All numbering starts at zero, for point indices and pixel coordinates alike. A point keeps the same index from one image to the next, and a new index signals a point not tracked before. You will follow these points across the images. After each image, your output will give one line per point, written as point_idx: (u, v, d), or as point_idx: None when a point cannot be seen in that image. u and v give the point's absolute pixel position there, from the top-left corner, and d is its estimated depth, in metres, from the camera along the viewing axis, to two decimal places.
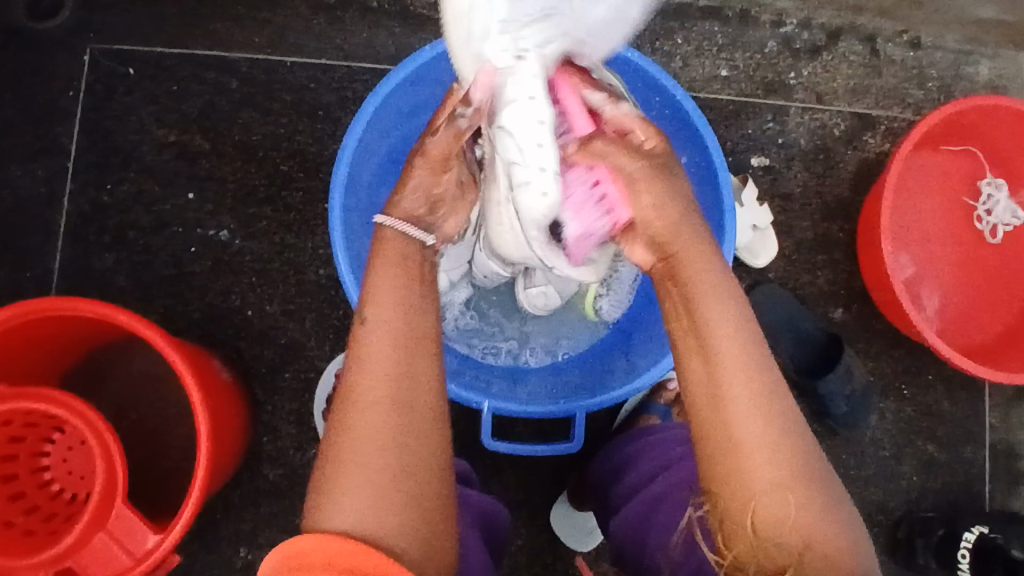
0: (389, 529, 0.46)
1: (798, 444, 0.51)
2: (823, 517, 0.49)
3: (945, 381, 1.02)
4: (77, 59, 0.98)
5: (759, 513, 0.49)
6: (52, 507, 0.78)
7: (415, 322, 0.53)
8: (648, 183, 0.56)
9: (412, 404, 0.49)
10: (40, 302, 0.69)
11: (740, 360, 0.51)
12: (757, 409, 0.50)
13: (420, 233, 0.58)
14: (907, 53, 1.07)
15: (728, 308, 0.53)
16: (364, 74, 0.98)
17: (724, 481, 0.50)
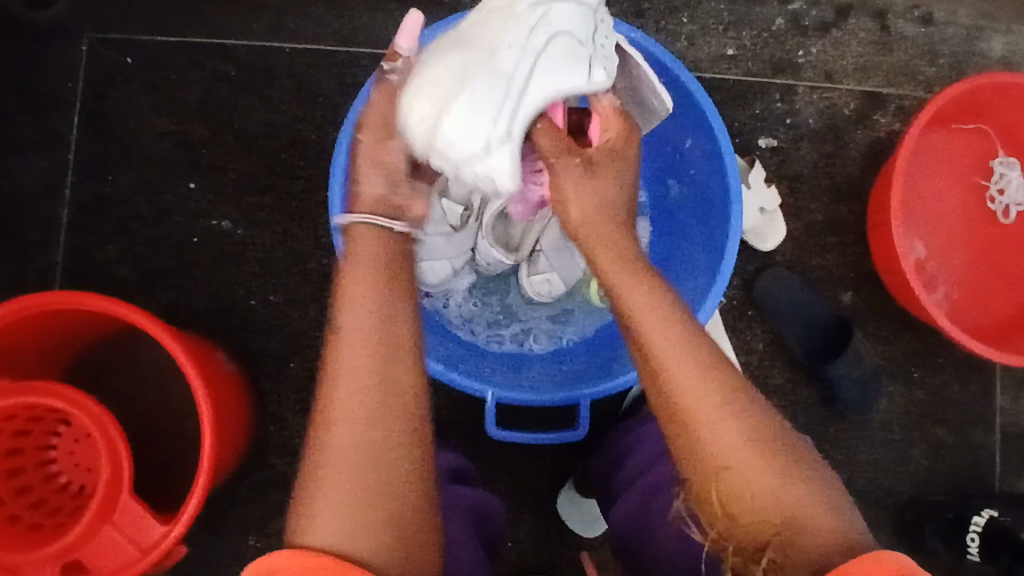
0: (367, 548, 0.45)
1: (755, 422, 0.50)
2: (794, 492, 0.49)
3: (955, 364, 1.01)
4: (74, 48, 0.97)
5: (727, 489, 0.50)
6: (60, 499, 0.78)
7: (392, 325, 0.51)
8: (597, 174, 0.56)
9: (388, 412, 0.48)
10: (38, 298, 0.68)
11: (679, 346, 0.51)
12: (704, 396, 0.50)
13: (388, 220, 0.56)
14: (918, 30, 1.04)
15: (651, 290, 0.53)
16: (364, 59, 0.97)
17: (689, 461, 0.51)
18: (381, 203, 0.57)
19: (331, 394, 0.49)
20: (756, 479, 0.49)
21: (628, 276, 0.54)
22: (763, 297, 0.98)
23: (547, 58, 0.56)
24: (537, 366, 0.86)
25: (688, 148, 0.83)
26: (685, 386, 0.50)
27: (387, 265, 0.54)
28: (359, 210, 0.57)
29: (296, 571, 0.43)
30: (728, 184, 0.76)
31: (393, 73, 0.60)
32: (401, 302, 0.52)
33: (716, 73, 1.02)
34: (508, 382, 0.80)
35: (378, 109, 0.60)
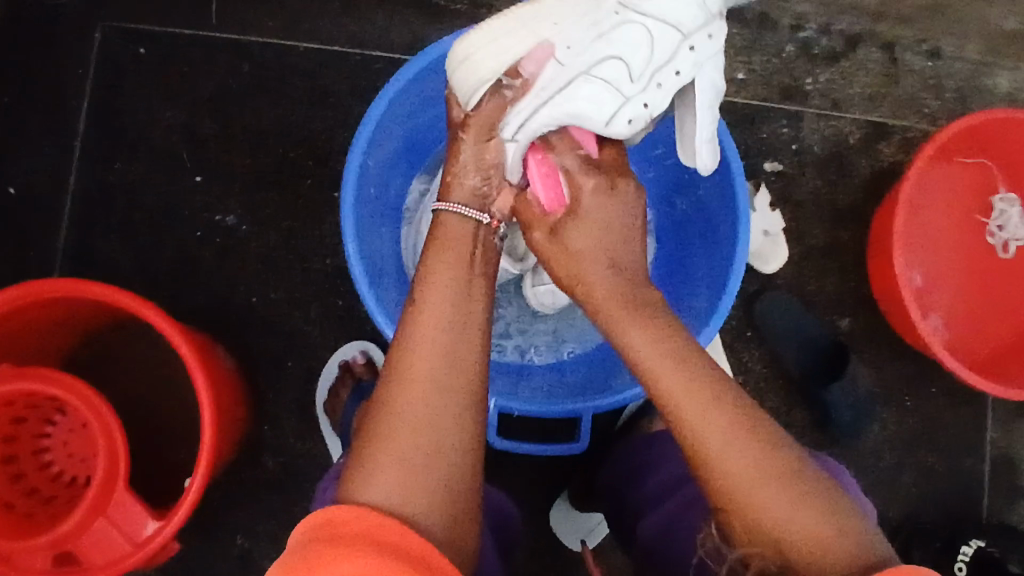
0: (414, 506, 0.46)
1: (753, 443, 0.51)
2: (807, 513, 0.49)
3: (948, 394, 1.02)
4: (88, 37, 0.97)
5: (751, 514, 0.50)
6: (52, 490, 0.77)
7: (456, 317, 0.55)
8: (574, 217, 0.61)
9: (453, 387, 0.51)
10: (40, 285, 0.68)
11: (682, 375, 0.54)
12: (709, 412, 0.52)
13: (476, 212, 0.62)
14: (924, 63, 1.06)
15: (658, 332, 0.56)
16: (377, 63, 0.98)
17: (710, 490, 0.51)
18: (476, 196, 0.63)
19: (401, 366, 0.53)
20: (778, 498, 0.49)
21: (666, 323, 0.57)
22: (763, 320, 0.99)
23: (590, 82, 0.58)
24: (538, 376, 0.87)
25: (697, 169, 0.84)
26: (717, 418, 0.52)
27: (466, 252, 0.60)
28: (451, 200, 0.63)
29: (354, 523, 0.42)
30: (737, 205, 0.77)
31: (510, 89, 0.59)
32: (478, 289, 0.58)
33: (725, 95, 1.03)
34: (509, 391, 0.81)
35: (489, 113, 0.60)
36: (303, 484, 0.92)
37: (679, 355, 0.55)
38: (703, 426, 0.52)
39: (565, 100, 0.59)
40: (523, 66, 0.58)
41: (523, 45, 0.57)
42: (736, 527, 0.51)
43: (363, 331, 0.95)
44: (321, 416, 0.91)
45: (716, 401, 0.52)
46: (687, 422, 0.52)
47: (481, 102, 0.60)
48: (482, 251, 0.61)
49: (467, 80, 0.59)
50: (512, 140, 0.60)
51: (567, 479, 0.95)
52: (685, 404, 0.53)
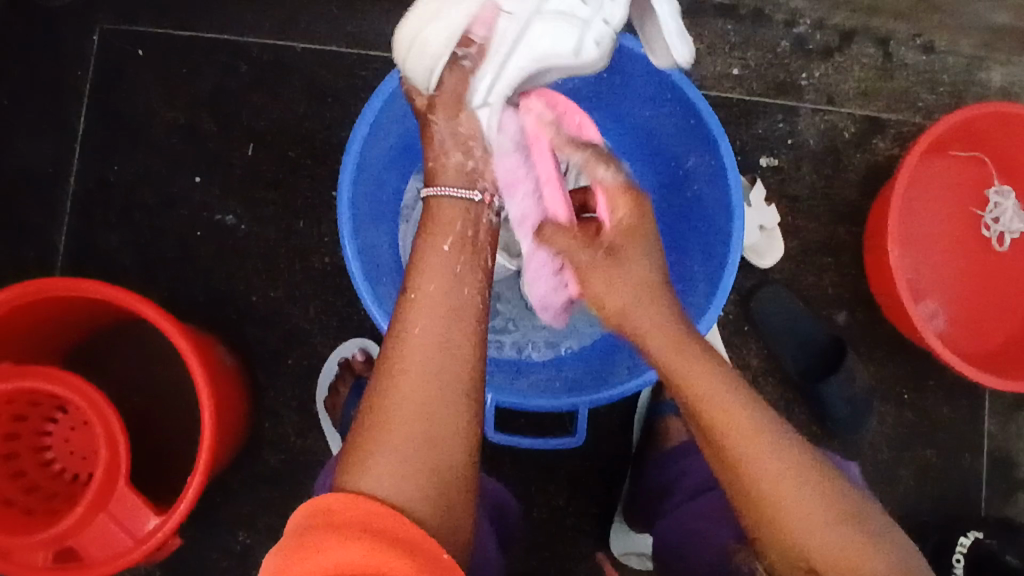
0: (412, 497, 0.47)
1: (802, 471, 0.55)
2: (854, 538, 0.53)
3: (945, 387, 1.02)
4: (87, 37, 0.97)
5: (800, 553, 0.54)
6: (54, 486, 0.78)
7: (453, 296, 0.56)
8: (626, 249, 0.62)
9: (452, 376, 0.52)
10: (42, 283, 0.68)
11: (738, 411, 0.56)
12: (760, 446, 0.55)
13: (467, 192, 0.61)
14: (919, 58, 1.06)
15: (708, 368, 0.58)
16: (374, 62, 0.98)
17: (756, 519, 0.55)
18: (464, 173, 0.61)
19: (397, 351, 0.53)
20: (820, 533, 0.54)
21: (705, 375, 0.58)
22: (761, 315, 1.00)
23: (546, 19, 0.58)
24: (535, 372, 0.87)
25: (691, 165, 0.84)
26: (758, 464, 0.55)
27: (460, 234, 0.60)
28: (439, 183, 0.61)
29: (346, 512, 0.43)
30: (730, 199, 0.77)
31: (465, 59, 0.58)
32: (472, 274, 0.58)
33: (720, 91, 1.03)
34: (506, 386, 0.81)
35: (451, 88, 0.59)
36: (303, 480, 0.93)
37: (727, 389, 0.57)
38: (750, 474, 0.55)
39: (531, 45, 0.58)
40: (475, 32, 0.57)
41: (472, 10, 0.56)
42: (778, 553, 0.55)
43: (361, 328, 0.95)
44: (322, 414, 0.92)
45: (756, 448, 0.55)
46: (743, 458, 0.55)
47: (443, 79, 0.59)
48: (475, 229, 0.61)
49: (420, 65, 0.58)
50: (485, 104, 0.60)
51: (566, 474, 0.96)
52: (729, 453, 0.56)
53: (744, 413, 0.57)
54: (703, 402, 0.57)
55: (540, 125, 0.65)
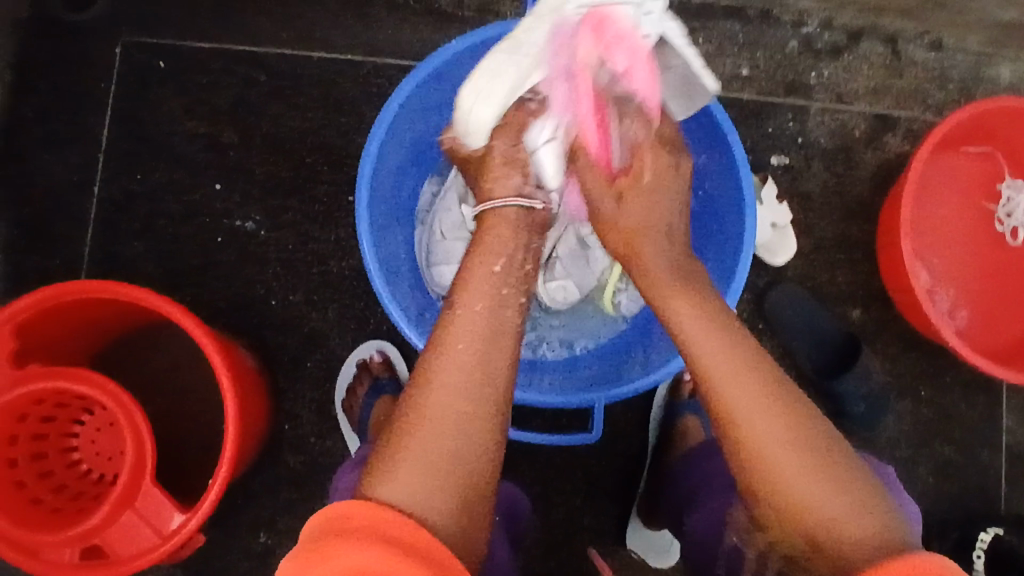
0: (431, 508, 0.48)
1: (785, 418, 0.54)
2: (833, 495, 0.52)
3: (962, 383, 1.02)
4: (109, 50, 1.00)
5: (788, 509, 0.53)
6: (80, 486, 0.80)
7: (495, 318, 0.58)
8: (640, 197, 0.67)
9: (491, 394, 0.53)
10: (70, 286, 0.70)
11: (719, 350, 0.57)
12: (740, 389, 0.55)
13: (528, 200, 0.66)
14: (927, 55, 1.07)
15: (693, 317, 0.60)
16: (389, 69, 1.00)
17: (744, 471, 0.55)
18: (516, 189, 0.67)
19: (433, 365, 0.54)
20: (811, 493, 0.52)
21: (707, 342, 0.58)
22: (776, 314, 1.00)
23: (592, 81, 0.63)
24: (551, 371, 0.88)
25: (702, 163, 0.85)
26: (752, 424, 0.54)
27: (509, 258, 0.62)
28: (491, 199, 0.67)
29: (362, 517, 0.44)
30: (742, 196, 0.78)
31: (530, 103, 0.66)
32: (516, 298, 0.60)
33: (730, 92, 1.04)
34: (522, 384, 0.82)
35: (513, 125, 0.67)
36: (323, 481, 0.94)
37: (710, 336, 0.58)
38: (742, 431, 0.54)
39: (584, 87, 0.64)
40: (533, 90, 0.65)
41: (531, 74, 0.64)
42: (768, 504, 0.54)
43: (379, 331, 0.97)
44: (341, 416, 0.93)
45: (752, 408, 0.55)
46: (725, 399, 0.55)
47: (508, 115, 0.66)
48: (521, 255, 0.64)
49: (480, 126, 0.66)
50: (551, 139, 0.66)
51: (583, 473, 0.96)
52: (725, 408, 0.55)
53: (741, 374, 0.56)
54: (703, 364, 0.57)
55: (580, 62, 0.62)
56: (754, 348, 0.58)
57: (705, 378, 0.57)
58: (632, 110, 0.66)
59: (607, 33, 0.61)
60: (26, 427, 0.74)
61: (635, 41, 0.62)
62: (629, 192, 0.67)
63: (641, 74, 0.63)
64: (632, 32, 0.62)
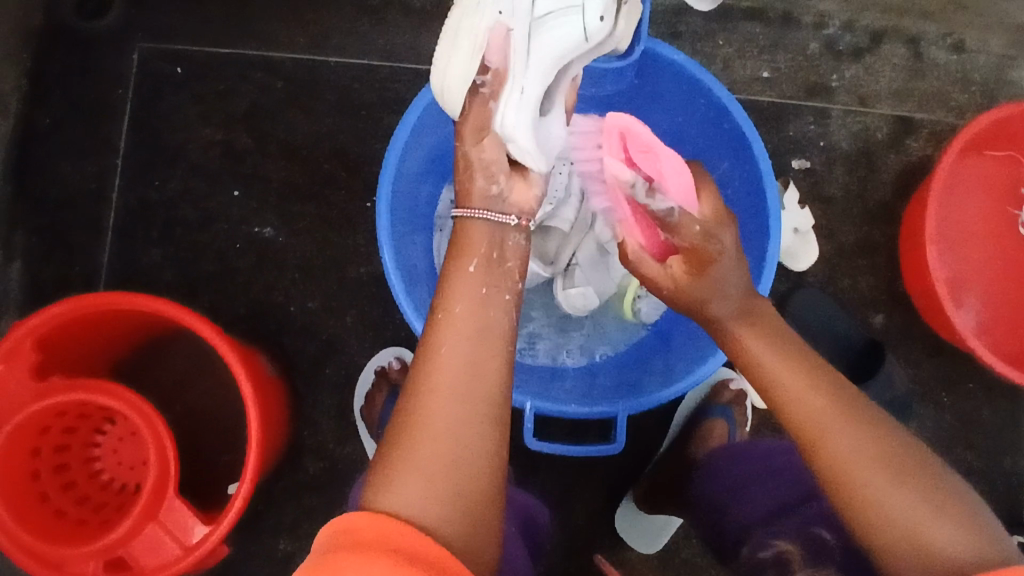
0: (433, 515, 0.46)
1: (872, 430, 0.51)
2: (933, 509, 0.48)
3: (985, 389, 1.01)
4: (127, 57, 1.00)
5: (879, 541, 0.48)
6: (102, 497, 0.80)
7: (481, 318, 0.57)
8: (708, 270, 0.60)
9: (477, 394, 0.52)
10: (92, 298, 0.70)
11: (797, 375, 0.55)
12: (821, 413, 0.53)
13: (502, 216, 0.62)
14: (950, 56, 1.06)
15: (763, 340, 0.59)
16: (406, 74, 0.99)
17: (833, 491, 0.51)
18: (488, 199, 0.63)
19: (424, 372, 0.53)
20: (902, 510, 0.48)
21: (793, 379, 0.55)
22: (796, 321, 0.98)
23: (549, 20, 0.63)
24: (570, 378, 0.87)
25: (724, 170, 0.85)
26: (840, 448, 0.51)
27: (484, 256, 0.60)
28: (467, 206, 0.63)
29: (370, 528, 0.44)
30: (766, 203, 0.77)
31: (485, 87, 0.62)
32: (500, 296, 0.58)
33: (750, 95, 1.03)
34: (543, 392, 0.81)
35: (475, 114, 0.62)
36: (342, 488, 0.94)
37: (789, 364, 0.56)
38: (830, 460, 0.51)
39: (542, 33, 0.63)
40: (489, 57, 0.62)
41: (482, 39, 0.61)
42: (861, 526, 0.49)
43: (397, 338, 0.96)
44: (359, 422, 0.93)
45: (837, 433, 0.52)
46: (802, 419, 0.54)
47: (466, 108, 0.63)
48: (500, 252, 0.61)
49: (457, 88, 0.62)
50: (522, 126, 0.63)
51: (603, 481, 0.96)
52: (812, 431, 0.52)
53: (829, 398, 0.54)
54: (786, 395, 0.55)
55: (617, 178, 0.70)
56: (838, 376, 0.56)
57: (794, 403, 0.54)
58: (676, 218, 0.63)
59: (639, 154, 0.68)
60: (48, 439, 0.74)
61: (660, 160, 0.66)
62: (710, 268, 0.60)
63: (670, 180, 0.65)
64: (655, 141, 0.67)
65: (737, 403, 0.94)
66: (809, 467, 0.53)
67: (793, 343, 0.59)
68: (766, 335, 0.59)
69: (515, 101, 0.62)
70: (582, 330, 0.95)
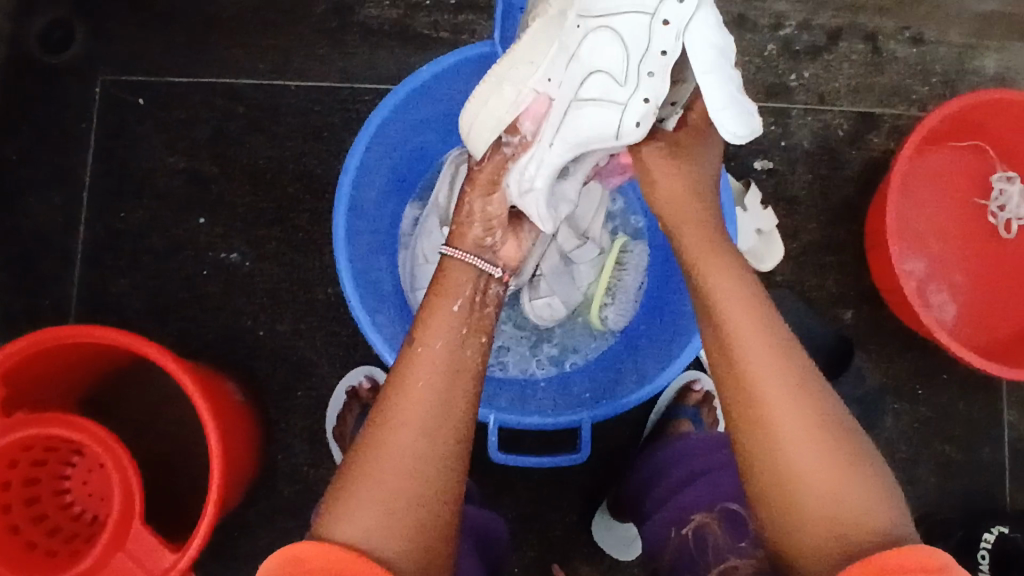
0: (390, 544, 0.49)
1: (808, 394, 0.55)
2: (849, 476, 0.53)
3: (959, 380, 1.01)
4: (89, 90, 1.01)
5: (792, 498, 0.53)
6: (75, 528, 0.81)
7: (458, 357, 0.58)
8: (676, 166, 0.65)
9: (445, 433, 0.54)
10: (52, 332, 0.71)
11: (748, 323, 0.57)
12: (766, 365, 0.56)
13: (488, 264, 0.65)
14: (909, 50, 1.06)
15: (727, 278, 0.60)
16: (367, 94, 1.01)
17: (758, 442, 0.55)
18: (481, 247, 0.66)
19: (396, 407, 0.55)
20: (819, 471, 0.53)
21: (742, 324, 0.57)
22: None
23: (589, 106, 0.61)
24: (540, 390, 0.88)
25: None
26: (776, 406, 0.54)
27: (467, 298, 0.62)
28: (456, 246, 0.65)
29: (322, 561, 0.46)
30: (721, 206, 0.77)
31: (509, 146, 0.64)
32: (475, 338, 0.60)
33: None
34: (510, 405, 0.81)
35: (490, 170, 0.65)
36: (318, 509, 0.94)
37: (742, 307, 0.58)
38: (765, 415, 0.54)
39: (579, 117, 0.61)
40: (524, 123, 0.63)
41: (522, 106, 0.62)
42: (777, 477, 0.54)
43: (367, 357, 0.97)
44: (331, 443, 0.93)
45: (777, 393, 0.55)
46: (748, 371, 0.56)
47: (484, 160, 0.65)
48: (482, 297, 0.64)
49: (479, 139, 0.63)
50: (531, 190, 0.65)
51: (578, 491, 0.96)
52: (753, 383, 0.55)
53: (780, 366, 0.56)
54: (736, 348, 0.57)
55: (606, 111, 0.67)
56: (792, 339, 0.58)
57: (742, 363, 0.56)
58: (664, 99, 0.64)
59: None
60: (18, 472, 0.75)
61: None
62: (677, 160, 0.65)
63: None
64: None
65: (705, 405, 0.95)
66: (738, 415, 0.56)
67: (746, 280, 0.60)
68: (716, 258, 0.61)
69: (532, 162, 0.64)
70: (550, 341, 0.95)
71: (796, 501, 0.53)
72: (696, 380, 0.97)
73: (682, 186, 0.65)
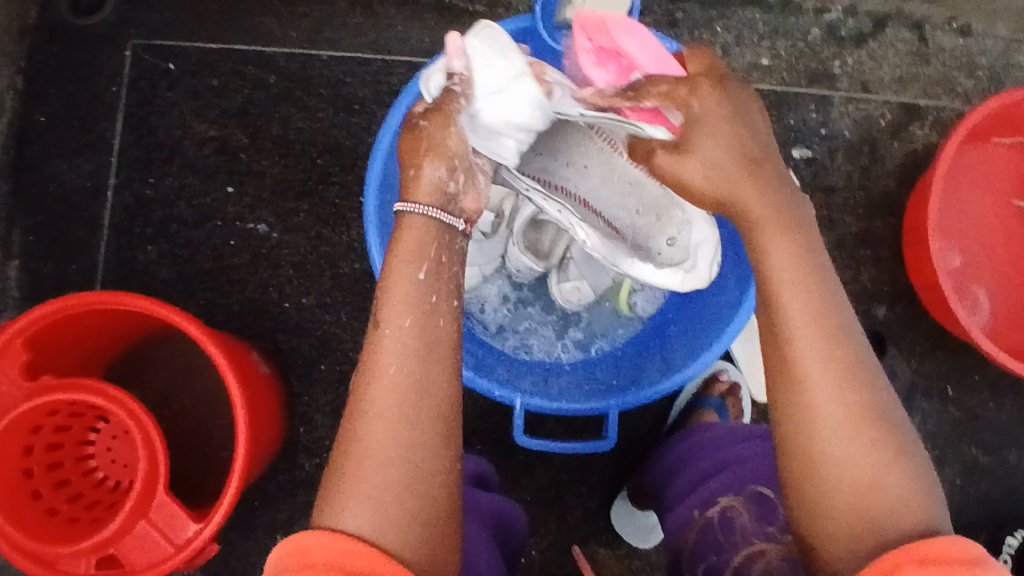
0: (394, 537, 0.47)
1: (856, 376, 0.50)
2: (889, 469, 0.48)
3: (992, 382, 1.00)
4: (119, 54, 0.99)
5: (820, 486, 0.49)
6: (96, 494, 0.81)
7: (429, 327, 0.53)
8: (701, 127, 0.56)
9: (427, 414, 0.51)
10: (82, 297, 0.70)
11: (802, 293, 0.52)
12: (814, 341, 0.51)
13: (447, 215, 0.56)
14: (957, 41, 1.03)
15: (787, 239, 0.54)
16: (399, 67, 0.99)
17: (790, 424, 0.51)
18: (444, 196, 0.56)
19: (371, 390, 0.51)
20: (854, 462, 0.49)
21: (795, 294, 0.52)
22: None
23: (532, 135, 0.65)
24: (566, 374, 0.86)
25: None
26: (818, 389, 0.50)
27: (434, 260, 0.55)
28: (413, 199, 0.56)
29: (321, 551, 0.46)
30: None
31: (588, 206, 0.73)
32: (445, 306, 0.55)
33: (751, 83, 1.00)
34: (536, 388, 0.80)
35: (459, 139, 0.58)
36: None
37: (797, 266, 0.53)
38: (803, 398, 0.50)
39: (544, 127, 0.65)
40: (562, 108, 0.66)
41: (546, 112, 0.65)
42: (806, 466, 0.50)
43: None
44: None
45: (817, 374, 0.50)
46: (792, 348, 0.51)
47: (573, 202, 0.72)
48: (449, 254, 0.56)
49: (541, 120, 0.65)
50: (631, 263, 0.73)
51: (599, 477, 0.96)
52: (791, 361, 0.51)
53: (833, 349, 0.51)
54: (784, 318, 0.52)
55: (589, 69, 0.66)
56: (849, 318, 0.53)
57: (789, 342, 0.51)
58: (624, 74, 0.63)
59: (596, 37, 0.65)
60: (41, 438, 0.75)
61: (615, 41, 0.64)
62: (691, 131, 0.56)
63: (638, 56, 0.62)
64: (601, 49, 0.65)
65: (730, 396, 0.95)
66: (773, 395, 0.52)
67: (810, 247, 0.55)
68: (771, 210, 0.55)
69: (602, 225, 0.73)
70: (577, 326, 0.94)
71: (823, 492, 0.49)
72: (722, 371, 0.96)
73: (725, 159, 0.56)
